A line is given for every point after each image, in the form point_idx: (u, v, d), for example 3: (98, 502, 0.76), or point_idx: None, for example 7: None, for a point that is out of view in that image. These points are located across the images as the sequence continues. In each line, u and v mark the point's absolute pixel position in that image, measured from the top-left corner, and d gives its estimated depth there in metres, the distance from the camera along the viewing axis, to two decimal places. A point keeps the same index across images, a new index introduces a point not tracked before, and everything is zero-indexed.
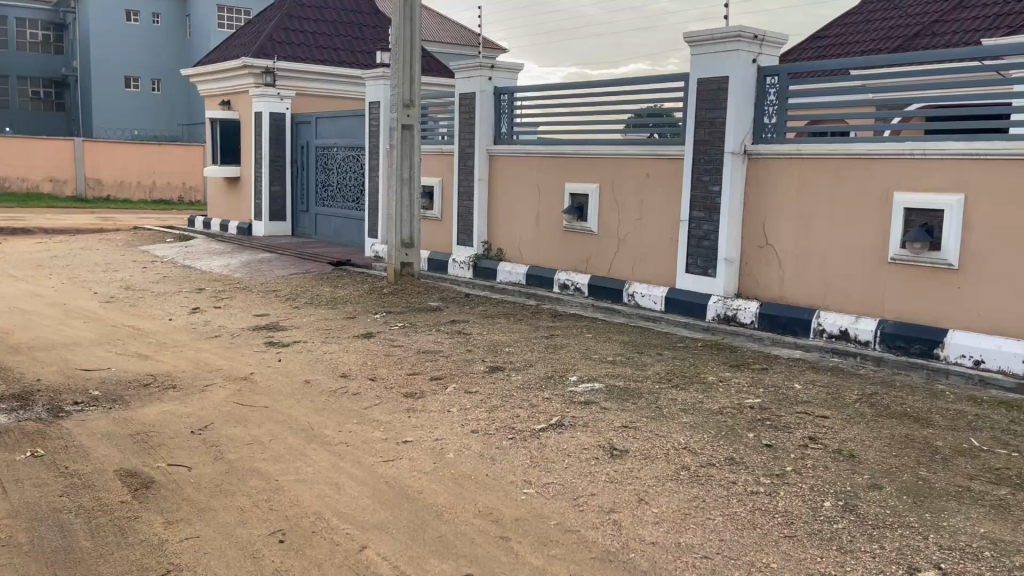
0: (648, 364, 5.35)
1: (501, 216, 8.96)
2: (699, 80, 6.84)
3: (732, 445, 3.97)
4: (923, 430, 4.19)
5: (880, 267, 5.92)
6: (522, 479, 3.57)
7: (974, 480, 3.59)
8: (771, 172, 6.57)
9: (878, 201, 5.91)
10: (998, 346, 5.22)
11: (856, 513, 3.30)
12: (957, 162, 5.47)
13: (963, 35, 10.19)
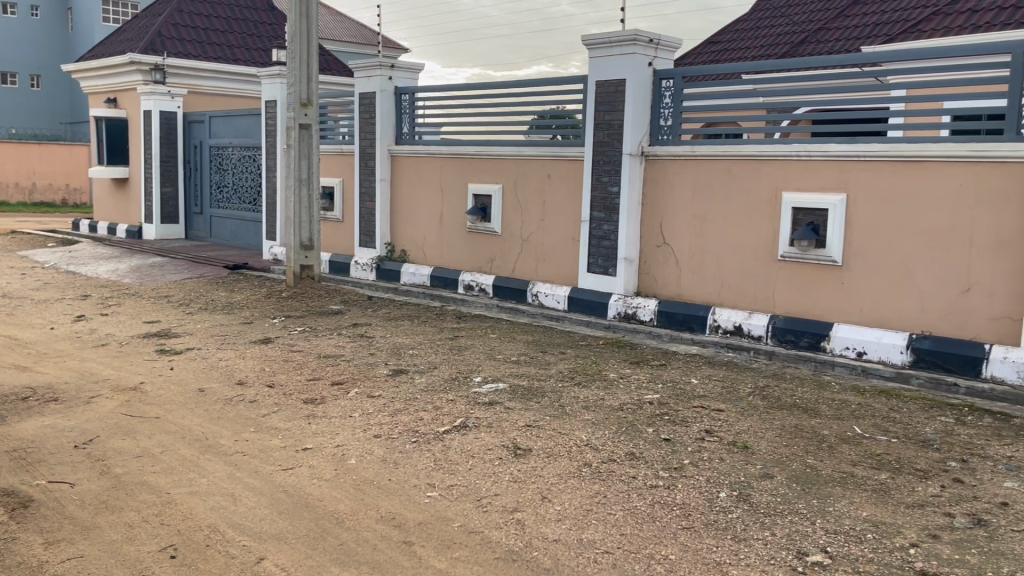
0: (551, 362, 5.40)
1: (404, 216, 8.89)
2: (597, 82, 6.96)
3: (632, 440, 4.06)
4: (811, 420, 4.38)
5: (770, 265, 6.17)
6: (425, 483, 3.54)
7: (858, 466, 3.78)
8: (667, 173, 6.75)
9: (768, 201, 6.15)
10: (878, 338, 5.50)
11: (749, 502, 3.42)
12: (840, 163, 5.76)
13: (845, 42, 10.72)
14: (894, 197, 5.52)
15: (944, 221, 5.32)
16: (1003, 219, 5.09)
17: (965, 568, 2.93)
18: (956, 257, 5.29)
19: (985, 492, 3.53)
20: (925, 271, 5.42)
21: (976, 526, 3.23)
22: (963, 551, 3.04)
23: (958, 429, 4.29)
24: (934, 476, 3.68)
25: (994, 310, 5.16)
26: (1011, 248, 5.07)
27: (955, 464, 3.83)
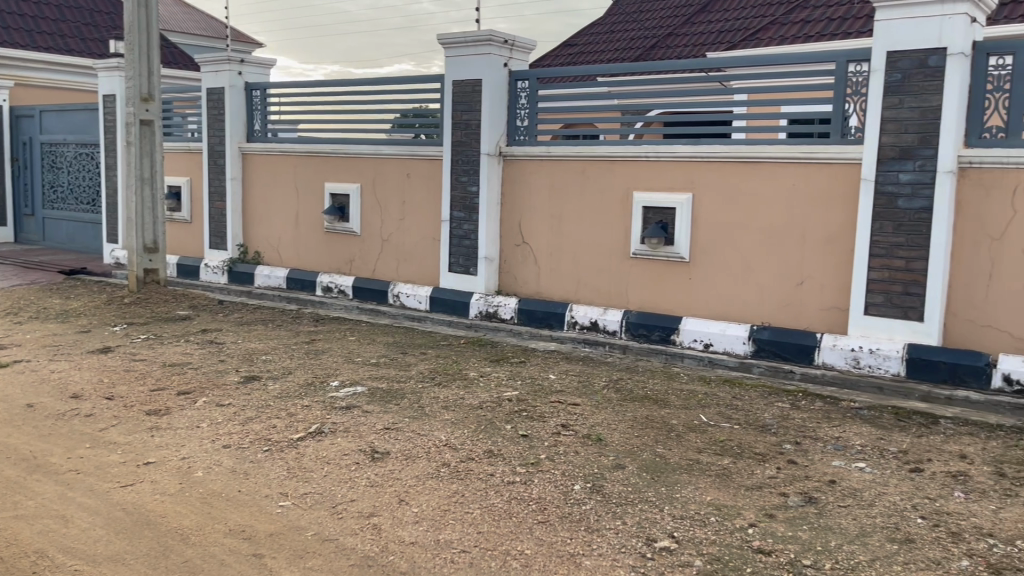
0: (410, 363, 5.37)
1: (258, 217, 8.60)
2: (454, 82, 6.97)
3: (491, 438, 4.09)
4: (661, 410, 4.56)
5: (624, 262, 6.38)
6: (278, 492, 3.44)
7: (702, 452, 3.97)
8: (525, 173, 6.85)
9: (620, 200, 6.36)
10: (722, 330, 5.80)
11: (602, 493, 3.52)
12: (686, 164, 6.03)
13: (691, 48, 11.23)
14: (735, 196, 5.85)
15: (779, 218, 5.68)
16: (831, 215, 5.48)
17: (796, 543, 3.13)
18: (791, 252, 5.66)
19: (815, 471, 3.80)
20: (764, 266, 5.77)
21: (807, 504, 3.47)
22: (796, 528, 3.26)
23: (793, 413, 4.60)
24: (771, 459, 3.92)
25: (825, 302, 5.55)
26: (838, 243, 5.47)
27: (789, 446, 4.09)
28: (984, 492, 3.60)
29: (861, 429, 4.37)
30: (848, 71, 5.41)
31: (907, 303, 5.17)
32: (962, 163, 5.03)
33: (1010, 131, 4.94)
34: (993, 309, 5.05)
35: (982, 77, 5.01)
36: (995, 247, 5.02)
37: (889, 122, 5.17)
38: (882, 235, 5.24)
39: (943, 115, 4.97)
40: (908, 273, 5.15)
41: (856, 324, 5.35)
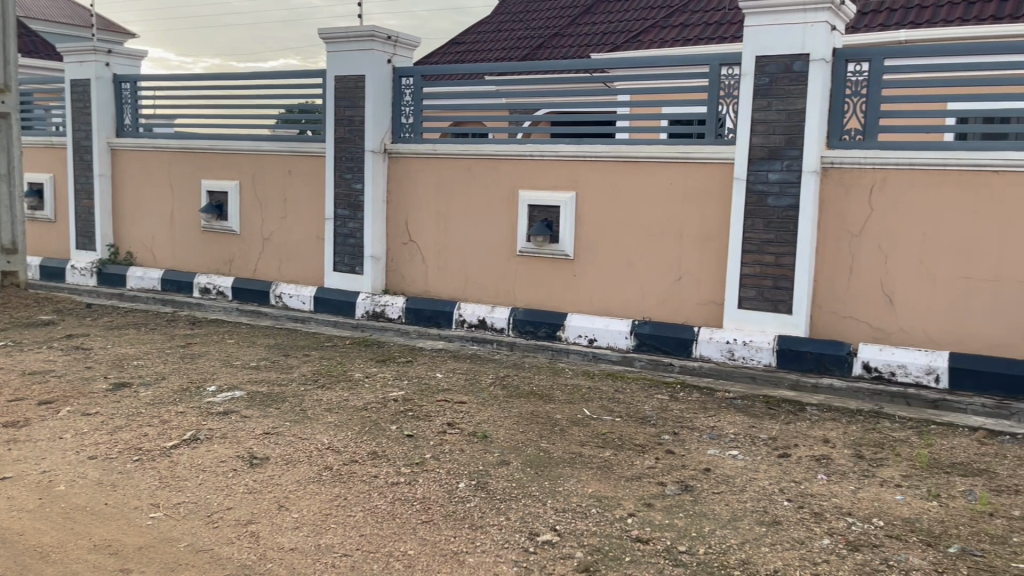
0: (293, 366, 5.24)
1: (130, 215, 8.21)
2: (336, 77, 6.85)
3: (375, 439, 4.04)
4: (545, 405, 4.63)
5: (510, 259, 6.43)
6: (148, 503, 3.29)
7: (585, 446, 4.05)
8: (410, 171, 6.80)
9: (506, 199, 6.41)
10: (606, 326, 5.93)
11: (486, 490, 3.54)
12: (569, 163, 6.14)
13: (577, 49, 11.42)
14: (617, 195, 5.99)
15: (659, 216, 5.86)
16: (706, 213, 5.70)
17: (672, 531, 3.24)
18: (670, 250, 5.85)
19: (692, 460, 3.94)
20: (645, 263, 5.94)
21: (683, 492, 3.59)
22: (672, 516, 3.37)
23: (672, 404, 4.75)
24: (650, 450, 4.04)
25: (702, 297, 5.76)
26: (713, 240, 5.69)
27: (668, 437, 4.23)
28: (844, 473, 3.83)
29: (734, 418, 4.56)
30: (720, 74, 5.63)
31: (777, 297, 5.44)
32: (825, 164, 5.33)
33: (867, 134, 5.27)
34: (853, 301, 5.38)
35: (842, 82, 5.31)
36: (854, 243, 5.35)
37: (759, 124, 5.41)
38: (753, 232, 5.49)
39: (807, 117, 5.24)
40: (777, 268, 5.41)
41: (730, 318, 5.59)
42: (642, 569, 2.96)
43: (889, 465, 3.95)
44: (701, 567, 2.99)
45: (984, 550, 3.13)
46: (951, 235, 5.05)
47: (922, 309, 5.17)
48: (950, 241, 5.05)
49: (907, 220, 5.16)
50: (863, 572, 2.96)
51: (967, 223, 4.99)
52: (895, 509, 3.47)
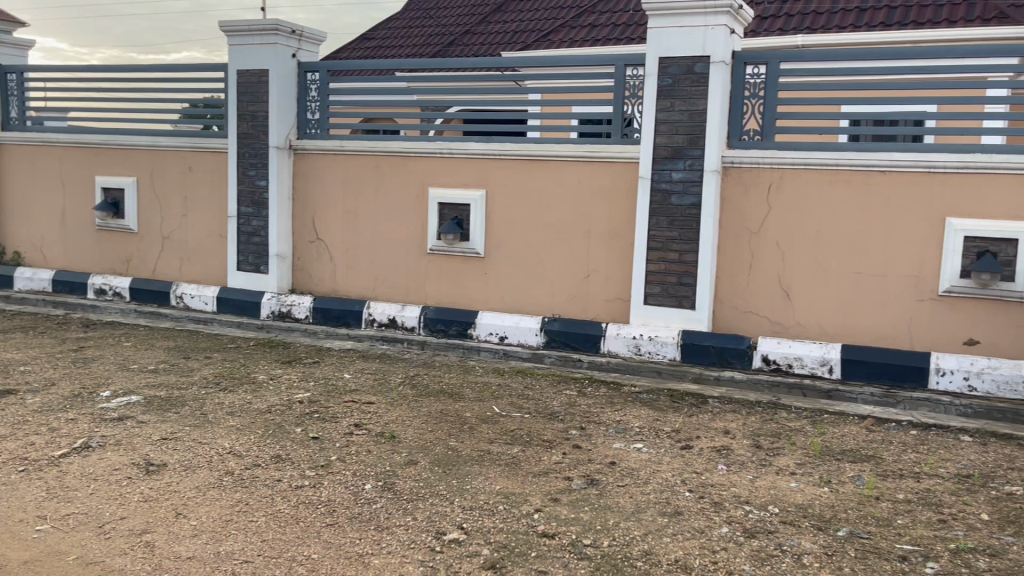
0: (194, 368, 5.08)
1: (18, 214, 7.81)
2: (238, 71, 6.66)
3: (279, 442, 3.96)
4: (454, 404, 4.62)
5: (419, 258, 6.40)
6: (34, 516, 3.13)
7: (493, 443, 4.07)
8: (317, 167, 6.68)
9: (415, 197, 6.37)
10: (516, 323, 5.96)
11: (393, 490, 3.51)
12: (478, 161, 6.15)
13: (487, 47, 11.44)
14: (526, 192, 6.03)
15: (567, 214, 5.92)
16: (612, 211, 5.80)
17: (578, 525, 3.29)
18: (578, 247, 5.92)
19: (598, 454, 4.00)
20: (554, 260, 6.00)
21: (589, 486, 3.65)
22: (578, 510, 3.41)
23: (579, 400, 4.82)
24: (557, 445, 4.08)
25: (609, 293, 5.86)
26: (620, 238, 5.79)
27: (575, 432, 4.28)
28: (743, 463, 3.96)
29: (640, 412, 4.65)
30: (625, 75, 5.73)
31: (681, 293, 5.58)
32: (725, 163, 5.49)
33: (764, 134, 5.45)
34: (753, 296, 5.57)
35: (740, 84, 5.48)
36: (753, 241, 5.53)
37: (662, 124, 5.54)
38: (658, 229, 5.61)
39: (708, 118, 5.39)
40: (681, 265, 5.55)
41: (637, 314, 5.71)
42: (548, 564, 2.99)
43: (785, 453, 4.10)
44: (606, 559, 3.04)
45: (870, 532, 3.30)
46: (842, 232, 5.29)
47: (817, 303, 5.39)
48: (841, 238, 5.29)
49: (801, 218, 5.38)
50: (759, 558, 3.07)
51: (856, 221, 5.24)
52: (789, 496, 3.61)
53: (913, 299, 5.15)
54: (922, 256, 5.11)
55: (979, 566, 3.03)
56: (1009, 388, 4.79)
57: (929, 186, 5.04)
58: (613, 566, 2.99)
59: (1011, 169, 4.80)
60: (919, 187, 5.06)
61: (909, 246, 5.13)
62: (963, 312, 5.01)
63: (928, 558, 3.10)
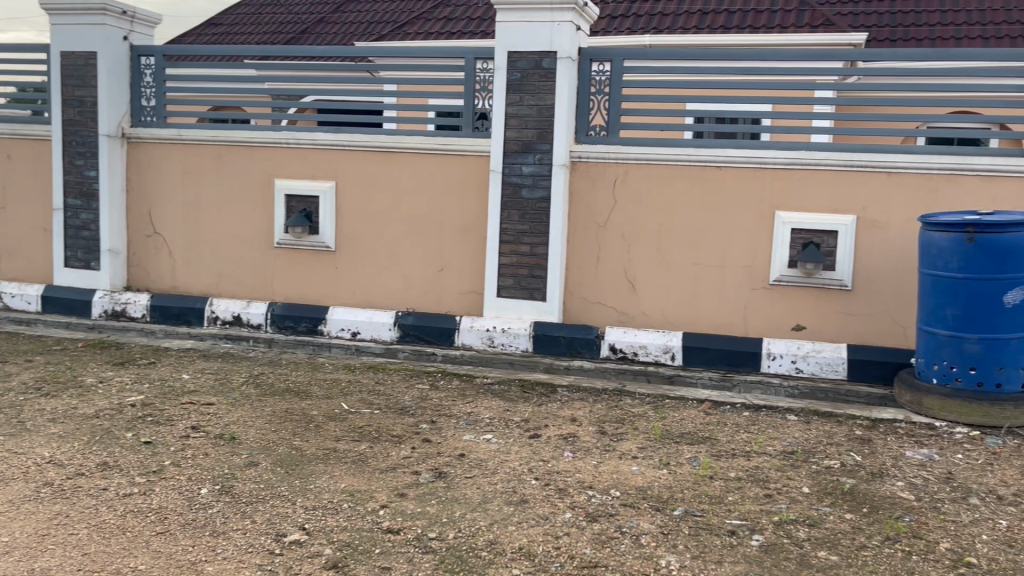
0: (12, 373, 4.69)
1: None
2: (63, 53, 6.21)
3: (106, 449, 3.72)
4: (301, 402, 4.49)
5: (266, 252, 6.18)
6: None
7: (340, 441, 3.98)
8: (154, 157, 6.32)
9: (261, 188, 6.14)
10: (369, 318, 5.87)
11: (231, 494, 3.37)
12: (328, 153, 6.01)
13: (342, 36, 11.19)
14: (376, 185, 5.94)
15: (419, 207, 5.88)
16: (464, 204, 5.81)
17: (423, 519, 3.27)
18: (430, 240, 5.89)
19: (447, 447, 4.00)
20: (406, 254, 5.95)
21: (437, 479, 3.64)
22: (424, 504, 3.39)
23: (431, 393, 4.80)
24: (407, 440, 4.05)
25: (463, 286, 5.87)
26: (472, 231, 5.81)
27: (425, 426, 4.26)
28: (588, 449, 4.07)
29: (491, 403, 4.70)
30: (475, 68, 5.74)
31: (532, 285, 5.66)
32: (573, 158, 5.62)
33: (609, 130, 5.61)
34: (600, 287, 5.73)
35: (586, 80, 5.61)
36: (600, 234, 5.69)
37: (511, 118, 5.60)
38: (509, 223, 5.67)
39: (555, 113, 5.49)
40: (532, 257, 5.64)
41: (490, 306, 5.75)
42: (392, 559, 2.96)
43: (628, 438, 4.25)
44: (450, 551, 3.04)
45: (703, 509, 3.46)
46: (682, 225, 5.52)
47: (660, 293, 5.61)
48: (681, 230, 5.53)
49: (644, 211, 5.58)
50: (599, 541, 3.15)
51: (695, 214, 5.49)
52: (630, 479, 3.74)
53: (747, 288, 5.44)
54: (754, 247, 5.41)
55: (799, 536, 3.25)
56: (831, 369, 5.16)
57: (760, 181, 5.35)
58: (457, 558, 2.99)
59: (833, 166, 5.19)
60: (751, 182, 5.36)
61: (743, 238, 5.42)
62: (790, 300, 5.35)
63: (754, 531, 3.29)
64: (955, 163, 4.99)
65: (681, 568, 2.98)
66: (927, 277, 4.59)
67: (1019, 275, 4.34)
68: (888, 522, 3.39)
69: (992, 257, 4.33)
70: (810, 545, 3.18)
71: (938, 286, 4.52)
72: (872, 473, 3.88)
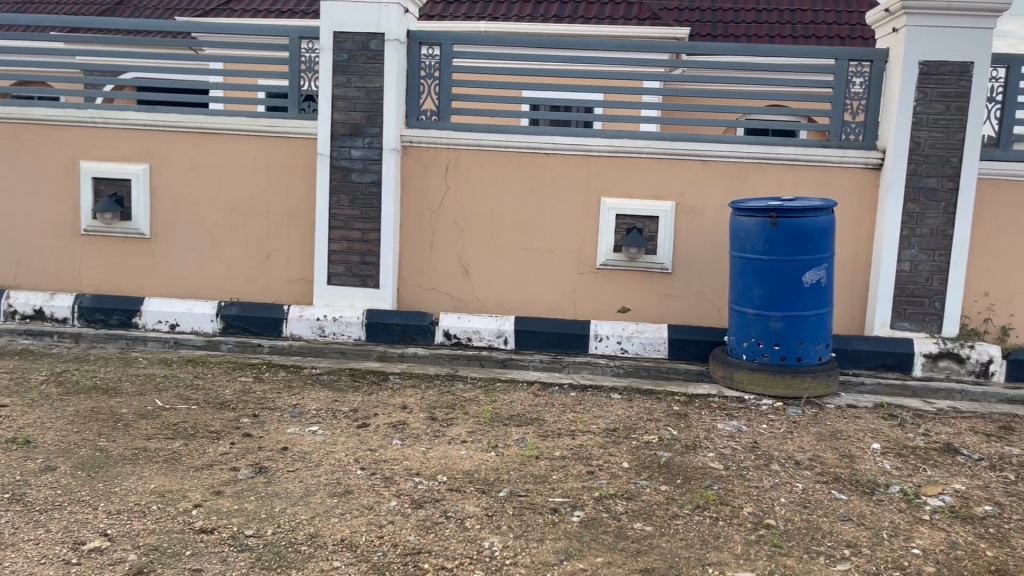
0: None
1: None
2: None
3: None
4: (109, 400, 4.21)
5: (72, 239, 5.77)
6: None
7: (151, 439, 3.76)
8: None
9: (66, 170, 5.72)
10: (189, 309, 5.59)
11: (23, 502, 3.10)
12: (142, 133, 5.66)
13: (162, 11, 10.52)
14: (197, 168, 5.66)
15: (243, 191, 5.66)
16: (290, 189, 5.63)
17: (240, 516, 3.13)
18: (254, 226, 5.69)
19: (269, 441, 3.86)
20: (230, 241, 5.72)
21: (257, 474, 3.50)
22: (242, 501, 3.25)
23: (255, 386, 4.64)
24: (225, 435, 3.88)
25: (291, 274, 5.70)
26: (300, 216, 5.64)
27: (247, 420, 4.11)
28: (417, 436, 4.05)
29: (318, 394, 4.59)
30: (300, 47, 5.55)
31: (364, 272, 5.57)
32: (404, 142, 5.55)
33: (440, 115, 5.58)
34: (434, 274, 5.71)
35: (416, 64, 5.55)
36: (433, 220, 5.66)
37: (339, 100, 5.46)
38: (338, 208, 5.54)
39: (384, 96, 5.40)
40: (363, 244, 5.54)
41: (319, 294, 5.60)
42: (203, 561, 2.81)
43: (458, 423, 4.27)
44: (268, 548, 2.92)
45: (528, 489, 3.53)
46: (514, 211, 5.59)
47: (493, 278, 5.67)
48: (513, 216, 5.60)
49: (476, 197, 5.60)
50: (424, 527, 3.14)
51: (526, 199, 5.57)
52: (458, 464, 3.75)
53: (576, 273, 5.59)
54: (582, 232, 5.56)
55: (617, 510, 3.38)
56: (653, 349, 5.40)
57: (587, 167, 5.49)
58: (274, 554, 2.88)
59: (654, 154, 5.42)
60: (579, 168, 5.50)
61: (571, 223, 5.56)
62: (616, 283, 5.55)
63: (575, 507, 3.38)
64: (762, 152, 5.34)
65: (503, 549, 3.02)
66: (737, 259, 4.89)
67: (815, 257, 4.70)
68: (699, 491, 3.58)
69: (791, 240, 4.66)
70: (627, 518, 3.31)
71: (746, 267, 4.83)
72: (686, 446, 4.10)
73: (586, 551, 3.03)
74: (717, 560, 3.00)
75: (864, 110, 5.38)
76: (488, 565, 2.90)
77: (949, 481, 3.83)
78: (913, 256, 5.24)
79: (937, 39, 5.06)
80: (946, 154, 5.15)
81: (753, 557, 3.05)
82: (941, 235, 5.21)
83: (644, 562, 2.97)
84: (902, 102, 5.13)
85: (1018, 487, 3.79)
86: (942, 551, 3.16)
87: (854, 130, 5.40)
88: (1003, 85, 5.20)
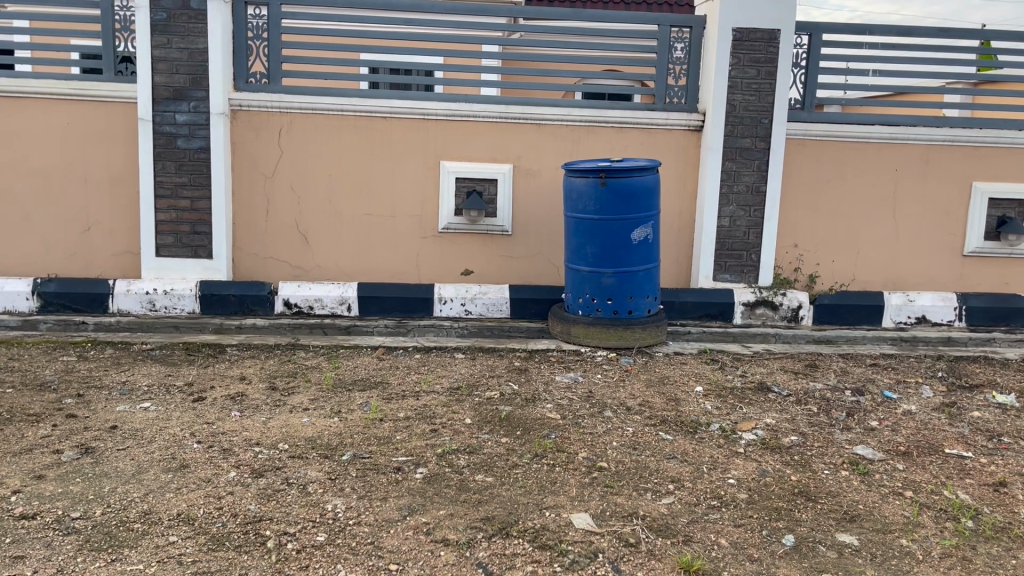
0: None
1: None
2: None
3: None
4: None
5: None
6: None
7: None
8: None
9: None
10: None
11: None
12: None
13: None
14: (3, 136, 5.30)
15: (56, 161, 5.33)
16: (108, 156, 5.35)
17: (65, 499, 2.99)
18: (71, 197, 5.38)
19: (96, 421, 3.69)
20: (45, 214, 5.39)
21: (83, 456, 3.34)
22: (66, 483, 3.10)
23: (78, 365, 4.42)
24: (47, 417, 3.68)
25: (116, 247, 5.45)
26: (122, 186, 5.38)
27: (70, 401, 3.90)
28: (256, 407, 3.98)
29: (150, 369, 4.43)
30: (114, 5, 5.22)
31: (196, 242, 5.36)
32: (233, 106, 5.35)
33: (271, 77, 5.41)
34: (272, 242, 5.58)
35: (243, 25, 5.34)
36: (268, 186, 5.51)
37: (159, 62, 5.18)
38: (164, 174, 5.29)
39: (208, 57, 5.17)
40: (193, 213, 5.33)
41: (147, 267, 5.35)
42: (26, 547, 2.67)
43: (300, 391, 4.23)
44: (96, 529, 2.81)
45: (370, 451, 3.56)
46: (351, 176, 5.53)
47: (333, 245, 5.61)
48: (350, 180, 5.54)
49: (312, 162, 5.49)
50: (264, 495, 3.12)
51: (364, 165, 5.52)
52: (300, 431, 3.73)
53: (418, 237, 5.62)
54: (421, 196, 5.58)
55: (458, 464, 3.48)
56: (496, 309, 5.52)
57: (424, 131, 5.50)
58: (105, 535, 2.78)
59: (491, 117, 5.49)
60: (416, 132, 5.50)
61: (410, 187, 5.56)
62: (457, 246, 5.64)
63: (418, 465, 3.46)
64: (593, 115, 5.53)
65: (346, 510, 3.05)
66: (571, 219, 5.10)
67: (642, 215, 4.95)
68: (537, 441, 3.74)
69: (619, 200, 4.88)
70: (468, 471, 3.42)
71: (580, 227, 5.03)
72: (526, 399, 4.26)
73: (429, 505, 3.12)
74: (554, 503, 3.17)
75: (685, 74, 5.69)
76: (331, 527, 2.92)
77: (761, 416, 4.20)
78: (732, 213, 5.63)
79: (748, 8, 5.39)
80: (758, 116, 5.54)
81: (587, 498, 3.24)
82: (756, 191, 5.61)
83: (485, 511, 3.09)
84: (718, 66, 5.46)
85: (819, 418, 4.21)
86: (754, 479, 3.48)
87: (677, 93, 5.71)
88: (807, 52, 5.62)
